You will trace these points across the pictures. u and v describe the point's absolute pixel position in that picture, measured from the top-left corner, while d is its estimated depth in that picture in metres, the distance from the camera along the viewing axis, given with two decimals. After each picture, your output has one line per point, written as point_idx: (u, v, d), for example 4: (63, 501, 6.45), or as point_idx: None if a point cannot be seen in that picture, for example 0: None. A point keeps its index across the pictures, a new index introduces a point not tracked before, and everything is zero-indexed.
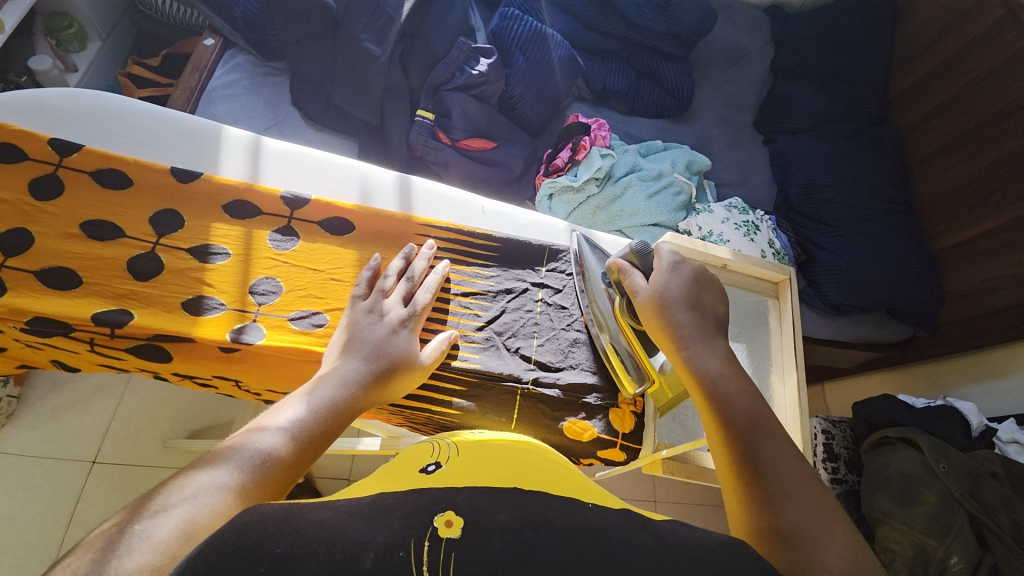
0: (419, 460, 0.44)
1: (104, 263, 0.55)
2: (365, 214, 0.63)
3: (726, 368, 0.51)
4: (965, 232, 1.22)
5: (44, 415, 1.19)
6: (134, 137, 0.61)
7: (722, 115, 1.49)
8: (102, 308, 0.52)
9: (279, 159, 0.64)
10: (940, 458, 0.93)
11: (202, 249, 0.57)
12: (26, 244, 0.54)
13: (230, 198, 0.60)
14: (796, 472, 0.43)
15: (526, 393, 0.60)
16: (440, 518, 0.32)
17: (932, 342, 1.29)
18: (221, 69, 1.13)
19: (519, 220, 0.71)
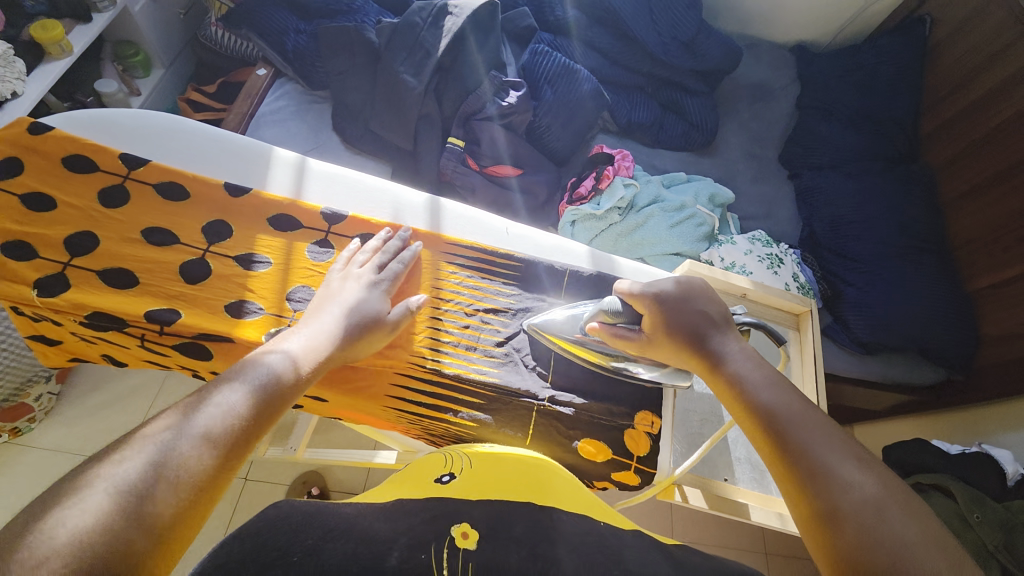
0: (433, 470, 0.52)
1: (158, 267, 0.59)
2: (397, 232, 0.67)
3: (750, 363, 0.49)
4: (1000, 273, 1.18)
5: (81, 413, 1.25)
6: (192, 154, 0.67)
7: (747, 150, 1.51)
8: (154, 307, 0.57)
9: (322, 179, 0.69)
10: (974, 507, 0.88)
11: (247, 257, 0.62)
12: (91, 247, 0.59)
13: (275, 212, 0.65)
14: (838, 448, 0.41)
15: (542, 410, 0.60)
16: (456, 528, 0.39)
17: (968, 386, 1.24)
18: (271, 96, 1.23)
19: (543, 244, 0.73)
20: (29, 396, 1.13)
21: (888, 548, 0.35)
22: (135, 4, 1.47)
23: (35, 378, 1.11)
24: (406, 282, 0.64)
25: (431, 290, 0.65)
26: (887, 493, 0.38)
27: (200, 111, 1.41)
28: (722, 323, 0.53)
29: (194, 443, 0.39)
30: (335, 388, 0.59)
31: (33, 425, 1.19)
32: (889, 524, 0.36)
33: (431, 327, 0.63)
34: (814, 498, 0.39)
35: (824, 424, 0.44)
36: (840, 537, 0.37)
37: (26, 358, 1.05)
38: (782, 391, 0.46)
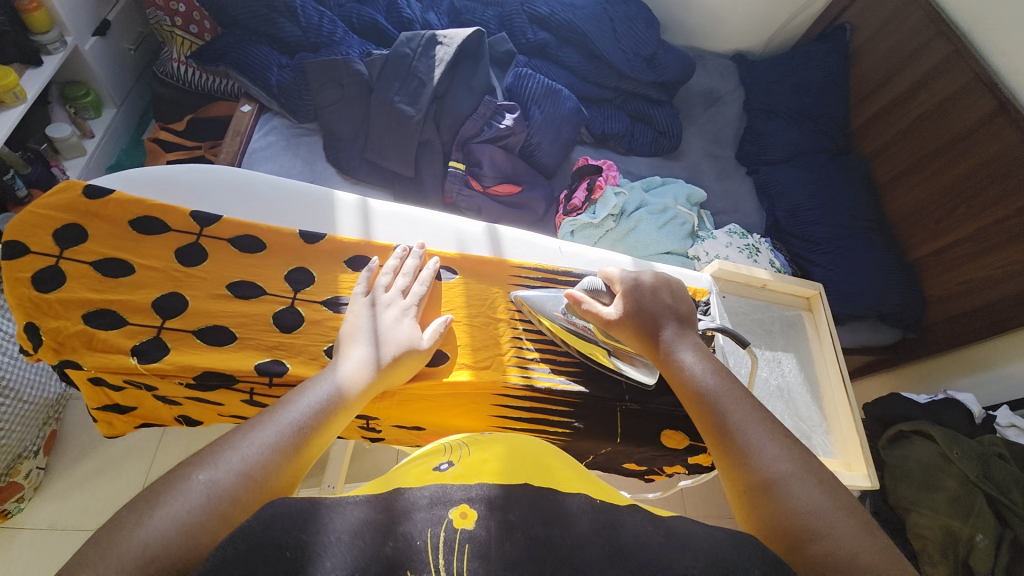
0: (433, 458, 0.50)
1: (252, 320, 0.64)
2: (467, 262, 0.72)
3: (698, 354, 0.57)
4: (936, 242, 1.37)
5: (74, 485, 1.17)
6: (259, 206, 0.71)
7: (708, 151, 1.65)
8: (261, 360, 0.62)
9: (386, 219, 0.73)
10: (952, 444, 1.03)
11: (334, 300, 0.66)
12: (181, 307, 0.64)
13: (351, 253, 0.69)
14: (763, 429, 0.51)
15: (627, 410, 0.67)
16: (454, 511, 0.39)
17: (921, 342, 1.42)
18: (259, 132, 1.21)
19: (593, 259, 0.78)
20: (19, 473, 1.09)
21: (800, 510, 0.45)
22: (83, 43, 1.35)
23: (25, 452, 1.09)
24: (484, 307, 0.70)
25: (508, 312, 0.70)
26: (804, 466, 0.48)
27: (172, 151, 1.37)
28: (684, 317, 0.61)
29: (235, 478, 0.42)
30: (437, 413, 0.64)
31: (21, 506, 1.13)
32: (799, 492, 0.46)
33: (514, 346, 0.68)
34: (741, 470, 0.49)
35: (756, 406, 0.53)
36: (759, 503, 0.47)
37: (15, 432, 1.04)
38: (723, 378, 0.55)
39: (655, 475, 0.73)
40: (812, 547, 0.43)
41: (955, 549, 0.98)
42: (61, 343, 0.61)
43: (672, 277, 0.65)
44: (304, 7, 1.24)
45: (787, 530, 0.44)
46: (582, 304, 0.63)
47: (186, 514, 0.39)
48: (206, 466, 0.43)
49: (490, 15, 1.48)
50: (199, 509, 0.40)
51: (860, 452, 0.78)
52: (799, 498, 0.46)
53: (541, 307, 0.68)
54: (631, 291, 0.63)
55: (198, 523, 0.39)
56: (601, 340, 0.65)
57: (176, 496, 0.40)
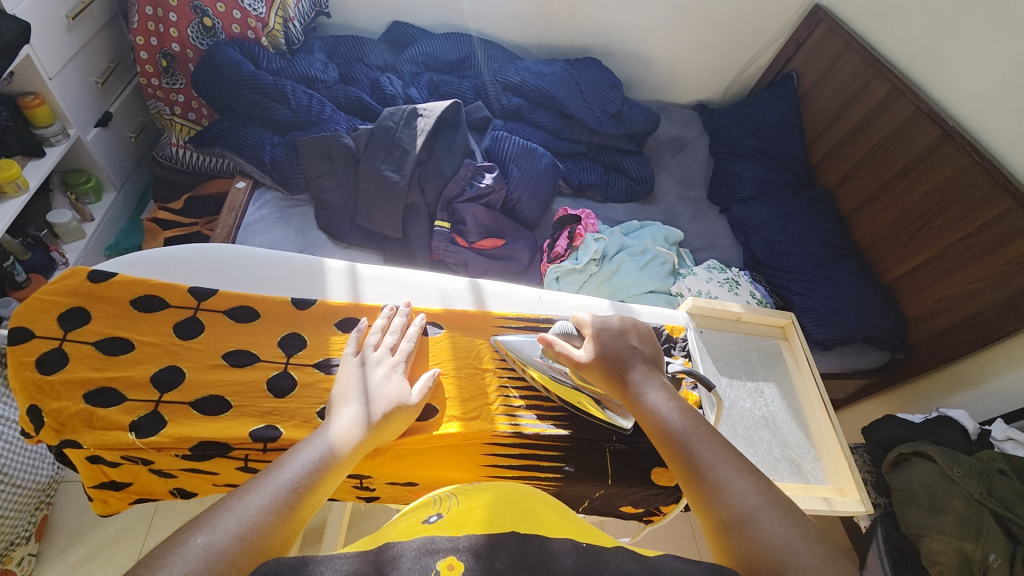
0: (423, 511, 0.51)
1: (248, 386, 0.66)
2: (452, 316, 0.75)
3: (665, 394, 0.60)
4: (906, 264, 1.43)
5: (64, 572, 1.13)
6: (253, 277, 0.76)
7: (681, 193, 1.74)
8: (255, 427, 0.63)
9: (374, 280, 0.78)
10: (953, 464, 1.03)
11: (325, 362, 0.69)
12: (179, 379, 0.66)
13: (341, 315, 0.73)
14: (731, 465, 0.53)
15: (616, 450, 0.68)
16: (442, 563, 0.40)
17: (909, 362, 1.44)
18: (253, 206, 1.28)
19: (573, 304, 0.82)
20: (11, 561, 1.06)
21: (771, 544, 0.47)
22: (86, 134, 1.44)
23: (17, 539, 1.06)
24: (471, 359, 0.72)
25: (494, 361, 0.73)
26: (770, 501, 0.50)
27: (170, 229, 1.43)
28: (651, 359, 0.64)
29: (230, 542, 0.43)
30: (429, 467, 0.65)
31: None
32: (770, 525, 0.48)
33: (502, 394, 0.70)
34: (713, 507, 0.51)
35: (723, 442, 0.56)
36: (732, 540, 0.48)
37: (7, 520, 1.02)
38: (689, 418, 0.58)
39: (655, 516, 0.73)
40: None
41: (972, 573, 0.96)
42: (61, 424, 0.62)
43: (637, 321, 0.69)
44: (295, 92, 1.35)
45: (763, 563, 0.46)
46: (555, 348, 0.66)
47: None
48: (203, 530, 0.43)
49: (467, 86, 1.61)
50: (197, 574, 0.40)
51: (851, 476, 0.79)
52: (771, 531, 0.48)
53: (520, 354, 0.71)
54: (599, 334, 0.65)
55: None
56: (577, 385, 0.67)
57: (175, 560, 0.41)
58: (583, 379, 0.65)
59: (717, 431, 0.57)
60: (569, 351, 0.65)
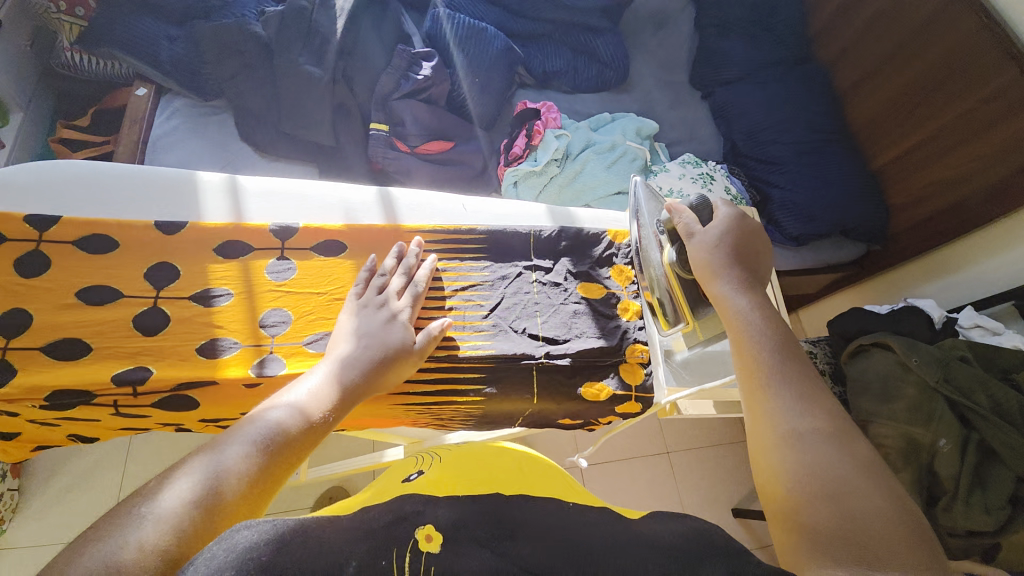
0: (406, 473, 0.60)
1: (109, 326, 0.61)
2: (355, 232, 0.69)
3: (761, 304, 0.54)
4: (899, 146, 1.32)
5: (49, 503, 1.20)
6: (116, 199, 0.67)
7: (660, 78, 1.55)
8: (119, 369, 0.59)
9: (261, 197, 0.70)
10: (911, 352, 1.02)
11: (204, 294, 0.64)
12: (26, 322, 0.60)
13: (220, 240, 0.66)
14: (802, 384, 0.47)
15: (542, 368, 0.65)
16: (421, 531, 0.38)
17: (887, 253, 1.40)
18: (160, 117, 1.11)
19: (500, 209, 0.76)
20: None
21: (820, 469, 0.41)
22: None
23: None
24: None
25: (405, 281, 0.68)
26: (837, 428, 0.44)
27: (80, 151, 1.24)
28: (759, 275, 0.59)
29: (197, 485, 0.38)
30: None
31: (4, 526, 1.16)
32: (826, 450, 0.42)
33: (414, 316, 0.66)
34: (772, 417, 0.45)
35: (808, 365, 0.49)
36: (785, 452, 0.43)
37: None
38: (779, 331, 0.52)
39: (595, 425, 0.71)
40: (843, 502, 0.39)
41: (918, 455, 0.99)
42: None
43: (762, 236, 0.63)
44: None
45: (817, 482, 0.40)
46: (677, 215, 0.62)
47: (153, 523, 0.35)
48: (186, 473, 0.39)
49: None
50: (161, 519, 0.35)
51: None
52: (829, 455, 0.42)
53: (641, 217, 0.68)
54: (733, 223, 0.60)
55: (168, 528, 0.35)
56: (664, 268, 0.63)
57: (135, 510, 0.35)
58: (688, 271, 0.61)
59: (805, 354, 0.50)
60: (688, 223, 0.61)
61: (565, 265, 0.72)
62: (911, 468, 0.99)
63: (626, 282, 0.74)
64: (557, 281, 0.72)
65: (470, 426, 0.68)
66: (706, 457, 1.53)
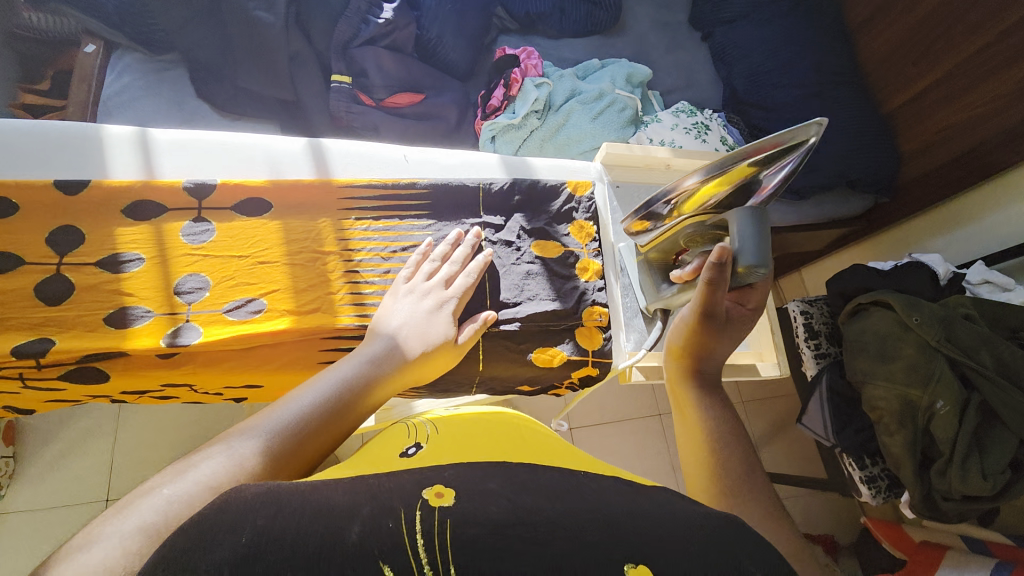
0: (400, 442, 0.59)
1: (12, 295, 0.58)
2: (280, 189, 0.64)
3: (714, 403, 0.53)
4: (911, 89, 1.20)
5: (43, 469, 1.23)
6: (11, 158, 0.60)
7: (655, 19, 1.43)
8: (20, 341, 0.56)
9: (173, 149, 0.64)
10: (912, 311, 0.96)
11: (113, 260, 0.60)
12: None
13: (128, 200, 0.61)
14: (745, 480, 0.46)
15: (489, 334, 0.61)
16: (430, 493, 0.37)
17: (897, 205, 1.28)
18: (111, 75, 1.04)
19: (446, 162, 0.70)
20: None
21: None
22: None
23: None
24: (308, 242, 0.63)
25: (339, 243, 0.64)
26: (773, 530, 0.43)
27: None
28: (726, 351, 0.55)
29: (203, 489, 0.36)
30: (276, 365, 0.61)
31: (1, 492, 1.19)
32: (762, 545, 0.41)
33: (349, 282, 0.62)
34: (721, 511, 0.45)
35: (750, 461, 0.48)
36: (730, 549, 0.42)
37: None
38: (728, 426, 0.51)
39: (559, 391, 0.68)
40: None
41: (914, 417, 0.95)
42: None
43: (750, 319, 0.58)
44: None
45: None
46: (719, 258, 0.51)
47: (153, 522, 0.33)
48: (176, 478, 0.36)
49: None
50: (160, 524, 0.33)
51: (773, 340, 0.74)
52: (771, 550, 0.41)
53: (744, 162, 0.50)
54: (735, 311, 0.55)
55: (150, 541, 0.32)
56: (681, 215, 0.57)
57: (133, 510, 0.34)
58: (689, 237, 0.58)
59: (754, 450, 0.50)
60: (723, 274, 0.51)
61: (521, 221, 0.67)
62: (906, 431, 0.95)
63: (586, 239, 0.69)
64: (509, 240, 0.66)
65: (420, 395, 0.66)
66: None
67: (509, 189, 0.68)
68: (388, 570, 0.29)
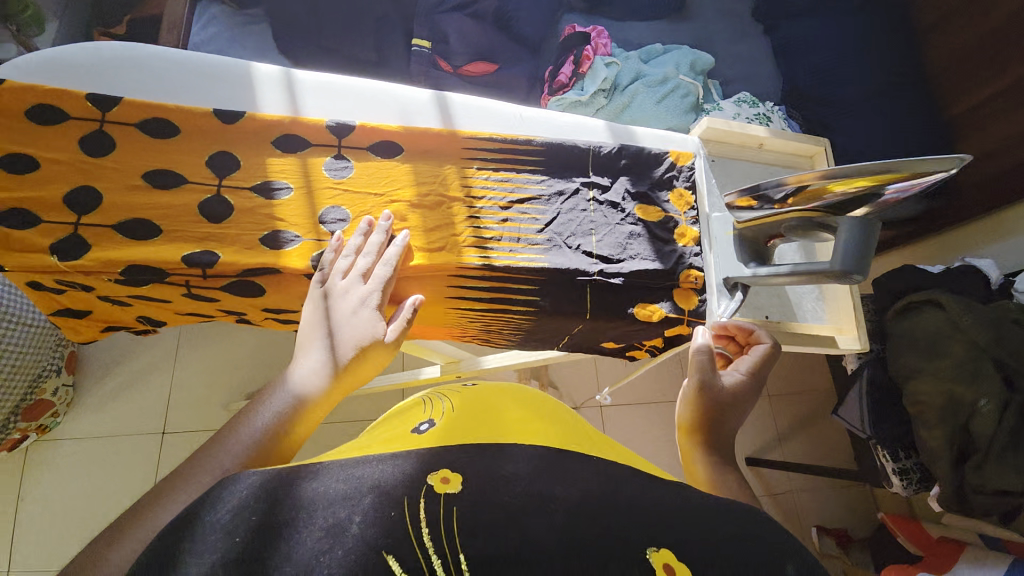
0: (414, 417, 0.54)
1: (176, 210, 0.63)
2: (411, 135, 0.68)
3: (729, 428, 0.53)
4: (973, 96, 1.22)
5: (102, 399, 1.31)
6: (174, 84, 0.67)
7: (721, 8, 1.42)
8: (189, 251, 0.61)
9: (318, 91, 0.69)
10: (964, 312, 1.00)
11: (266, 186, 0.64)
12: (95, 202, 0.62)
13: (278, 133, 0.66)
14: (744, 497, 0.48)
15: (595, 285, 0.64)
16: (436, 475, 0.38)
17: (947, 210, 1.31)
18: (198, 25, 1.07)
19: (558, 123, 0.72)
20: (46, 391, 1.19)
21: None
22: None
23: (46, 372, 1.18)
24: (436, 185, 0.67)
25: (463, 189, 0.67)
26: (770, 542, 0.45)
27: None
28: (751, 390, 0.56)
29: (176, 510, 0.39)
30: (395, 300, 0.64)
31: (60, 418, 1.27)
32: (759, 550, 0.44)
33: (472, 225, 0.65)
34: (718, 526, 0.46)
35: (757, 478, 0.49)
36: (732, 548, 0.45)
37: (30, 354, 1.11)
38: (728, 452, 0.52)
39: (637, 352, 0.71)
40: None
41: (955, 413, 0.98)
42: None
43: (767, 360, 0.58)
44: None
45: None
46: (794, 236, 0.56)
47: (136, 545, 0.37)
48: (161, 503, 0.40)
49: None
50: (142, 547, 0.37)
51: (852, 315, 0.76)
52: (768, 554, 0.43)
53: (868, 176, 0.51)
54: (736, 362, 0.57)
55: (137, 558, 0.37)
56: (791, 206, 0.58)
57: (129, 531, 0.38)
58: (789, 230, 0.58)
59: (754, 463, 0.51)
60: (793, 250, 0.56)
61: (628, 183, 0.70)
62: (946, 426, 0.98)
63: (684, 207, 0.71)
64: (614, 201, 0.69)
65: (519, 338, 0.69)
66: None
67: (617, 151, 0.71)
68: (390, 557, 0.32)
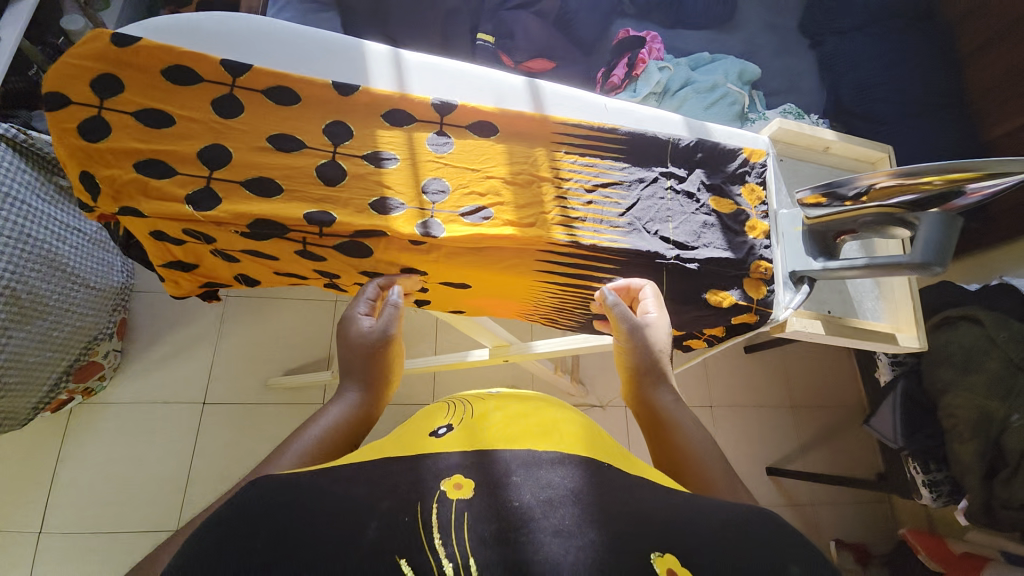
0: (435, 420, 0.55)
1: (298, 172, 0.67)
2: (505, 117, 0.73)
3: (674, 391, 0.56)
4: (1014, 120, 1.23)
5: (147, 366, 1.35)
6: (292, 57, 0.73)
7: (767, 22, 1.43)
8: (309, 210, 0.65)
9: (423, 70, 0.75)
10: (1001, 328, 1.01)
11: (375, 155, 0.69)
12: (228, 158, 0.67)
13: (387, 107, 0.71)
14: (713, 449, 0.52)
15: (672, 268, 0.69)
16: (449, 484, 0.42)
17: (983, 231, 1.32)
18: (272, 11, 1.12)
19: (639, 115, 0.77)
20: (98, 353, 1.23)
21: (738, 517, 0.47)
22: None
23: (101, 334, 1.22)
24: (527, 166, 0.71)
25: (551, 170, 0.72)
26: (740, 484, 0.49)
27: None
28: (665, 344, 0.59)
29: None
30: (482, 270, 0.69)
31: (106, 383, 1.30)
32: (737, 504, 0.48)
33: (559, 205, 0.70)
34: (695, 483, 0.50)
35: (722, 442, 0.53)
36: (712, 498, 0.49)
37: (88, 316, 1.16)
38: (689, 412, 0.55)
39: (696, 339, 0.77)
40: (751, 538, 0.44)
41: (988, 427, 0.99)
42: (118, 191, 0.65)
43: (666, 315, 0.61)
44: None
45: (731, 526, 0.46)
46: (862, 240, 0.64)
47: None
48: None
49: None
50: None
51: (911, 317, 0.79)
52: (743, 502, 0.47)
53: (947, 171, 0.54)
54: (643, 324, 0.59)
55: None
56: (864, 203, 0.61)
57: None
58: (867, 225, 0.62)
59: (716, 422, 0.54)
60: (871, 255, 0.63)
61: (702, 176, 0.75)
62: (979, 440, 1.00)
63: (754, 202, 0.76)
64: (690, 192, 0.74)
65: (584, 321, 0.76)
66: (748, 414, 1.56)
67: (696, 144, 0.76)
68: (404, 561, 0.35)
